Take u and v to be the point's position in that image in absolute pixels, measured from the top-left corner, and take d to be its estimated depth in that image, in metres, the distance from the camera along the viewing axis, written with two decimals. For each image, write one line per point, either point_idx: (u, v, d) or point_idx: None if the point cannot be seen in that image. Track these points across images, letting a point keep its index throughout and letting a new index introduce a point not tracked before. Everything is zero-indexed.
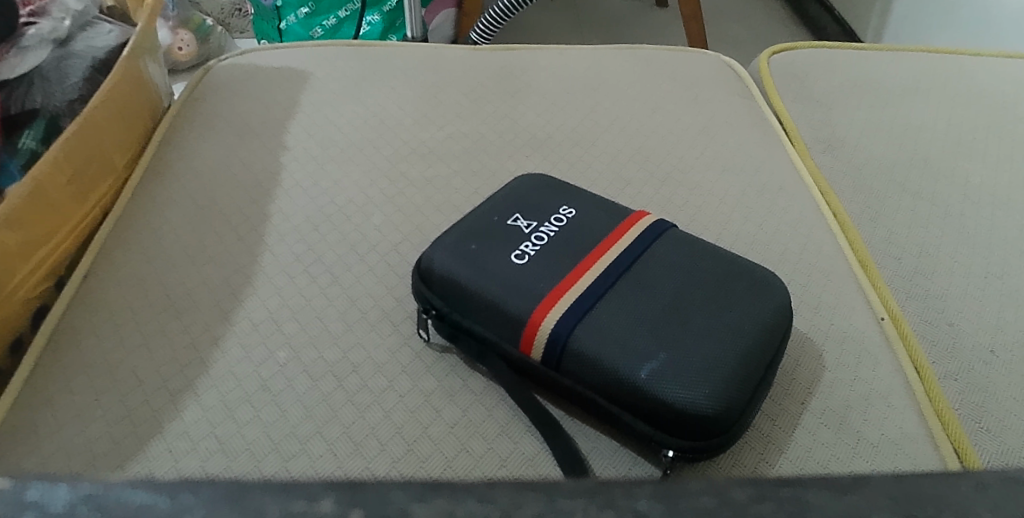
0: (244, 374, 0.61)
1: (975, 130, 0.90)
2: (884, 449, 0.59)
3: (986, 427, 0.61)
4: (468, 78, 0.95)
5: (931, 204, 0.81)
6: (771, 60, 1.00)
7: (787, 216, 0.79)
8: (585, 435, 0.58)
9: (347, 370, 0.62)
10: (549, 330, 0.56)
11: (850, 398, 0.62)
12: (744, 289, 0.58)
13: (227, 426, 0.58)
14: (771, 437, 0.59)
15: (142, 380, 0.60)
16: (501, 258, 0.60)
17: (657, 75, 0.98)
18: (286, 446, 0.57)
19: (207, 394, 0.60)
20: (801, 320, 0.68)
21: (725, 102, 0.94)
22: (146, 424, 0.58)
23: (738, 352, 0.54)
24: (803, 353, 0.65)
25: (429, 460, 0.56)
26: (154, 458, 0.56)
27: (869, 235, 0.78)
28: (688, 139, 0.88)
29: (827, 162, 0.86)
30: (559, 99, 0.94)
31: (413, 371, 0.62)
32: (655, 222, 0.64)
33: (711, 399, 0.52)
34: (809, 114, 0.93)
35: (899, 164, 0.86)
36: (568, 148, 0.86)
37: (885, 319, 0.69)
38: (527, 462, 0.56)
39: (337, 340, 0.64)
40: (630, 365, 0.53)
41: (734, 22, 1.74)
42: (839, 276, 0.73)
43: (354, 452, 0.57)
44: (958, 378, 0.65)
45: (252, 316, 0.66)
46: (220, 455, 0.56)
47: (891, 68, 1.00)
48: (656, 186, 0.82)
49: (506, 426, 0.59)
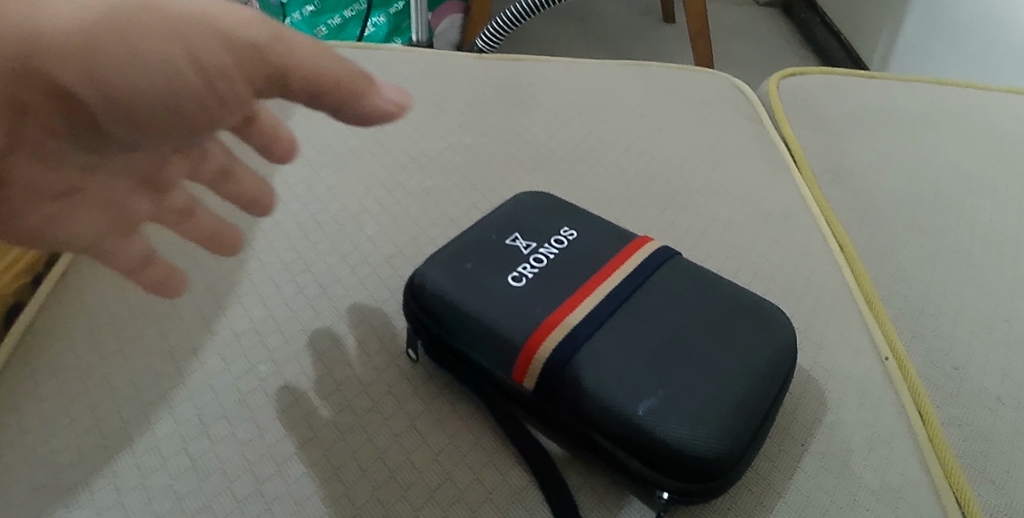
0: (221, 387, 0.59)
1: (986, 167, 0.88)
2: (886, 497, 0.57)
3: (990, 478, 0.60)
4: (471, 88, 0.93)
5: (939, 241, 0.79)
6: (781, 85, 0.98)
7: (793, 247, 0.77)
8: (576, 469, 0.56)
9: (330, 387, 0.59)
10: (543, 360, 0.53)
11: (852, 441, 0.60)
12: (750, 325, 0.56)
13: (200, 442, 0.55)
14: (770, 479, 0.57)
15: (114, 388, 0.58)
16: (497, 280, 0.57)
17: (666, 95, 0.96)
18: (261, 467, 0.54)
19: (181, 406, 0.57)
20: (804, 356, 0.66)
21: (734, 125, 0.92)
22: (116, 436, 0.55)
23: (739, 392, 0.52)
24: (806, 392, 0.63)
25: (410, 489, 0.54)
26: (120, 473, 0.53)
27: (876, 270, 0.75)
28: (694, 161, 0.86)
29: (835, 194, 0.84)
30: (564, 113, 0.91)
31: (399, 392, 0.59)
32: (658, 248, 0.62)
33: (710, 441, 0.50)
34: (819, 141, 0.90)
35: (908, 198, 0.84)
36: (571, 165, 0.84)
37: (890, 359, 0.66)
38: (514, 495, 0.54)
39: (321, 356, 0.61)
40: (627, 401, 0.51)
41: (743, 45, 1.73)
42: (844, 312, 0.70)
43: (332, 476, 0.54)
44: (962, 425, 0.63)
45: (234, 325, 0.63)
46: (191, 473, 0.54)
47: (903, 98, 0.98)
48: (660, 208, 0.80)
49: (494, 456, 0.56)
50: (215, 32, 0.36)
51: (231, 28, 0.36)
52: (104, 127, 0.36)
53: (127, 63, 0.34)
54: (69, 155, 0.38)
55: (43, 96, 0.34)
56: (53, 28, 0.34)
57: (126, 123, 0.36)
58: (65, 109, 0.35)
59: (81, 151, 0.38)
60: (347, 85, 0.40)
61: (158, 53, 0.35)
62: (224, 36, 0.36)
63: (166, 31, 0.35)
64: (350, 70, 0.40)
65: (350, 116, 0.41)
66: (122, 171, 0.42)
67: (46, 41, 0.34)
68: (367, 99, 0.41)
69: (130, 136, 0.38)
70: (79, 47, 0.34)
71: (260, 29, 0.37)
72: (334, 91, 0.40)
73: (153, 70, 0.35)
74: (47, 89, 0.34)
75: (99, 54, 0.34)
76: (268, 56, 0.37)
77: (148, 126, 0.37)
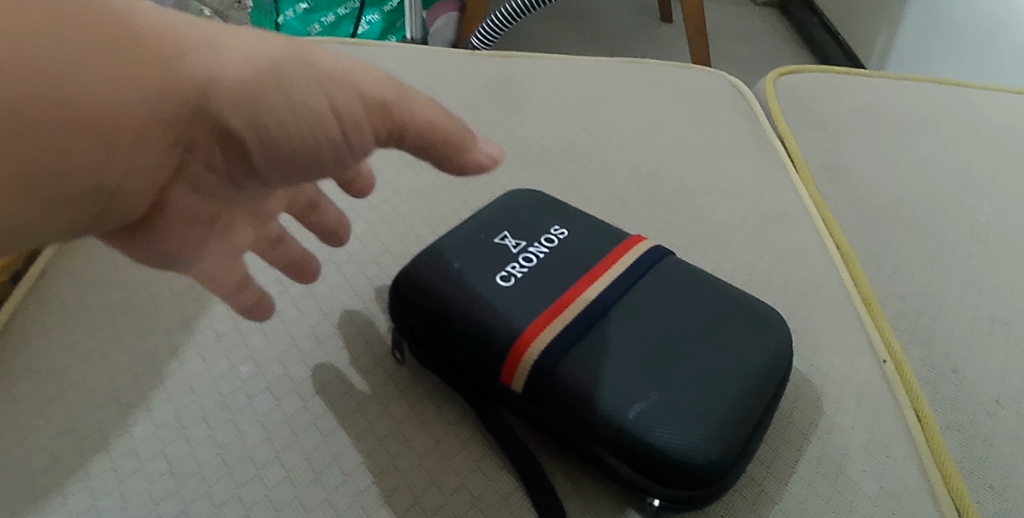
0: (201, 388, 0.57)
1: (985, 167, 0.87)
2: (883, 503, 0.56)
3: (989, 484, 0.58)
4: (464, 84, 0.91)
5: (938, 242, 0.78)
6: (778, 83, 0.96)
7: (790, 247, 0.75)
8: (565, 474, 0.54)
9: (313, 389, 0.58)
10: (532, 362, 0.51)
11: (849, 445, 0.59)
12: (744, 327, 0.55)
13: (179, 445, 0.54)
14: (764, 484, 0.56)
15: (91, 389, 0.56)
16: (485, 280, 0.56)
17: (662, 92, 0.94)
18: (241, 472, 0.52)
19: (160, 408, 0.56)
20: (800, 359, 0.64)
21: (731, 123, 0.91)
22: (91, 438, 0.54)
23: (732, 396, 0.50)
24: (801, 395, 0.62)
25: (395, 494, 0.52)
26: (95, 477, 0.52)
27: (874, 271, 0.74)
28: (690, 160, 0.85)
29: (832, 193, 0.83)
30: (558, 111, 0.90)
31: (384, 394, 0.58)
32: (651, 248, 0.60)
33: (702, 446, 0.48)
34: (816, 140, 0.89)
35: (906, 198, 0.82)
36: (565, 164, 0.83)
37: (887, 362, 0.65)
38: (502, 501, 0.53)
39: (305, 357, 0.60)
40: (618, 405, 0.49)
41: (740, 45, 1.71)
42: (841, 314, 0.69)
43: (314, 481, 0.52)
44: (961, 429, 0.61)
45: (216, 324, 0.61)
46: (168, 477, 0.52)
47: (901, 97, 0.96)
48: (654, 207, 0.79)
49: (481, 461, 0.55)
50: (354, 88, 0.38)
51: (364, 84, 0.38)
52: (255, 167, 0.39)
53: (285, 116, 0.36)
54: (216, 188, 0.41)
55: (208, 134, 0.36)
56: (217, 71, 0.35)
57: (275, 166, 0.39)
58: (225, 147, 0.37)
59: (226, 182, 0.40)
60: (452, 139, 0.42)
61: (309, 107, 0.37)
62: (363, 93, 0.38)
63: (315, 84, 0.37)
64: (457, 124, 0.43)
65: (451, 167, 0.44)
66: (249, 203, 0.46)
67: (216, 85, 0.35)
68: (466, 150, 0.43)
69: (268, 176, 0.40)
70: (244, 96, 0.35)
71: (388, 87, 0.40)
72: (441, 145, 0.42)
73: (306, 118, 0.37)
74: (214, 130, 0.36)
75: (263, 104, 0.36)
76: (395, 114, 0.40)
77: (291, 168, 0.39)
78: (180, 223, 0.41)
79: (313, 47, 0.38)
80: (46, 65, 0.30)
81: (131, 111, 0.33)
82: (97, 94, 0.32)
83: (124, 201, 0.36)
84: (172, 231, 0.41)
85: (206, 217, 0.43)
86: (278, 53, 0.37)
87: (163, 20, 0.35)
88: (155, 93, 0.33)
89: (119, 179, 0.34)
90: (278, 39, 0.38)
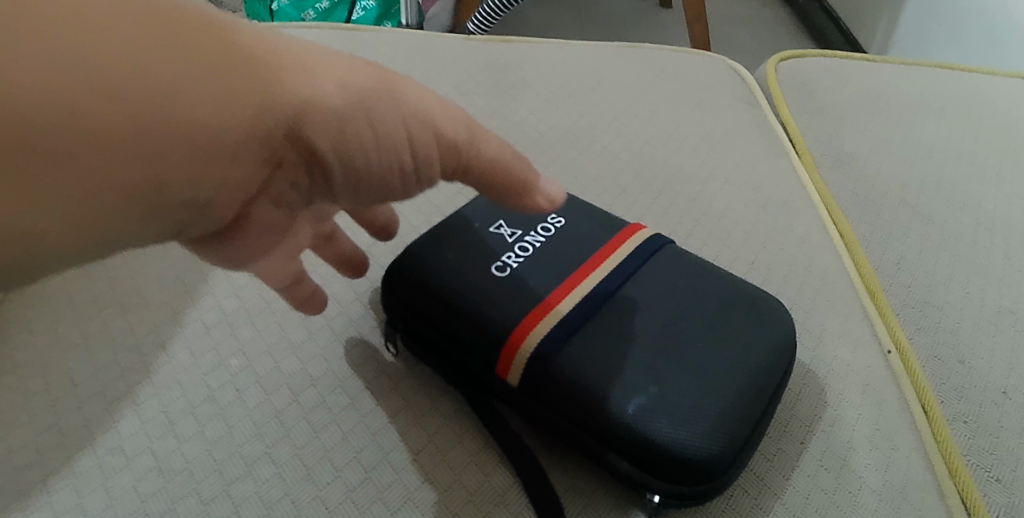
0: (189, 383, 0.56)
1: (991, 153, 0.85)
2: (888, 497, 0.54)
3: (996, 477, 0.57)
4: (459, 70, 0.89)
5: (944, 230, 0.76)
6: (780, 68, 0.95)
7: (793, 235, 0.74)
8: (563, 469, 0.53)
9: (304, 383, 0.56)
10: (528, 355, 0.50)
11: (852, 438, 0.58)
12: (746, 318, 0.53)
13: (166, 441, 0.52)
14: (766, 479, 0.54)
15: (76, 384, 0.55)
16: (480, 270, 0.54)
17: (661, 77, 0.92)
18: (229, 468, 0.51)
19: (147, 403, 0.54)
20: (803, 350, 0.63)
21: (732, 109, 0.89)
22: (77, 434, 0.52)
23: (734, 389, 0.49)
24: (804, 387, 0.60)
25: (388, 490, 0.51)
26: (81, 474, 0.50)
27: (878, 260, 0.73)
28: (690, 147, 0.83)
29: (835, 180, 0.81)
30: (555, 97, 0.88)
31: (377, 387, 0.57)
32: (651, 236, 0.58)
33: (703, 441, 0.47)
34: (818, 126, 0.87)
35: (911, 185, 0.81)
36: (562, 151, 0.81)
37: (892, 352, 0.64)
38: (497, 497, 0.51)
39: (296, 349, 0.58)
40: (617, 398, 0.48)
41: (740, 30, 1.69)
42: (845, 304, 0.67)
43: (305, 477, 0.51)
44: (967, 421, 0.60)
45: (205, 317, 0.60)
46: (156, 474, 0.51)
47: (905, 82, 0.94)
48: (654, 195, 0.77)
49: (476, 456, 0.53)
50: (432, 125, 0.38)
51: (441, 121, 0.39)
52: (333, 186, 0.39)
53: (369, 147, 0.37)
54: (294, 202, 0.41)
55: (297, 155, 0.36)
56: (317, 94, 0.34)
57: (350, 186, 0.39)
58: (311, 169, 0.38)
59: (301, 199, 0.40)
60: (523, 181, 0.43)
61: (390, 137, 0.37)
62: (438, 129, 0.39)
63: (398, 121, 0.37)
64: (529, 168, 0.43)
65: (516, 205, 0.44)
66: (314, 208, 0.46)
67: (315, 110, 0.34)
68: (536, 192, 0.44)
69: (344, 192, 0.40)
70: (336, 123, 0.35)
71: (461, 128, 0.40)
72: (502, 187, 0.42)
73: (387, 147, 0.38)
74: (304, 152, 0.36)
75: (348, 134, 0.36)
76: (464, 151, 0.40)
77: (366, 188, 0.40)
78: (257, 237, 0.41)
79: (400, 78, 0.38)
80: (168, 81, 0.29)
81: (229, 135, 0.32)
82: (209, 125, 0.31)
83: (211, 213, 0.36)
84: (248, 242, 0.41)
85: (279, 229, 0.43)
86: (366, 83, 0.36)
87: (271, 36, 0.34)
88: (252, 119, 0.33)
89: (214, 192, 0.34)
90: (371, 67, 0.37)
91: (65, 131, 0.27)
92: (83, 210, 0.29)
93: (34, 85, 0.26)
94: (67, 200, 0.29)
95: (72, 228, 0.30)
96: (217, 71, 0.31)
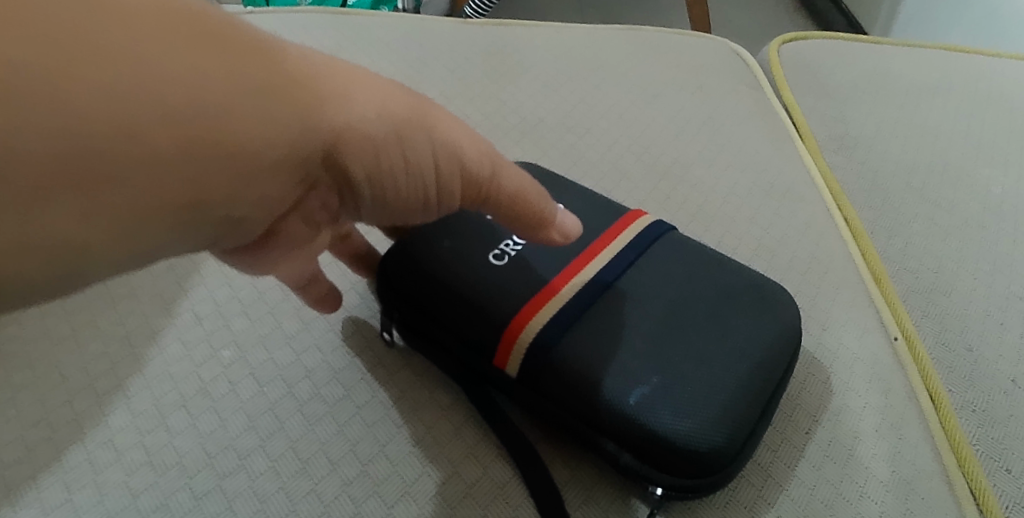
0: (181, 375, 0.54)
1: (997, 134, 0.83)
2: (896, 488, 0.53)
3: (1006, 466, 0.56)
4: (455, 54, 0.87)
5: (950, 214, 0.75)
6: (782, 51, 0.93)
7: (796, 221, 0.72)
8: (563, 461, 0.52)
9: (298, 375, 0.55)
10: (527, 346, 0.49)
11: (859, 428, 0.56)
12: (750, 306, 0.52)
13: (158, 435, 0.51)
14: (771, 470, 0.53)
15: (66, 377, 0.54)
16: (477, 258, 0.53)
17: (661, 60, 0.90)
18: (223, 461, 0.50)
19: (138, 396, 0.53)
20: (808, 338, 0.62)
21: (733, 91, 0.87)
22: (66, 429, 0.51)
23: (738, 379, 0.48)
24: (809, 376, 0.59)
25: (384, 483, 0.50)
26: (71, 469, 0.49)
27: (884, 246, 0.71)
28: (691, 131, 0.81)
29: (839, 164, 0.79)
30: (553, 80, 0.86)
31: (373, 379, 0.55)
32: (652, 223, 0.57)
33: (706, 432, 0.46)
34: (821, 109, 0.86)
35: (916, 168, 0.79)
36: (561, 135, 0.79)
37: (898, 340, 0.62)
38: (496, 490, 0.50)
39: (290, 340, 0.57)
40: (618, 390, 0.47)
41: (740, 12, 1.67)
42: (850, 290, 0.66)
43: (300, 471, 0.50)
44: (976, 410, 0.59)
45: (197, 308, 0.59)
46: (147, 468, 0.50)
47: (909, 63, 0.92)
48: (654, 180, 0.76)
49: (475, 447, 0.52)
50: (461, 158, 0.38)
51: (470, 157, 0.38)
52: (360, 208, 0.38)
53: (399, 174, 0.36)
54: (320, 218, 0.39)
55: (330, 177, 0.35)
56: (357, 120, 0.33)
57: (377, 208, 0.38)
58: (342, 189, 0.36)
59: (327, 219, 0.39)
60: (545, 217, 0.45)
61: (420, 169, 0.37)
62: (465, 165, 0.38)
63: (430, 150, 0.36)
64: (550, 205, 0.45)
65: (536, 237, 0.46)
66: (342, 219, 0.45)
67: (354, 135, 0.33)
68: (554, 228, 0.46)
69: (370, 212, 0.39)
70: (372, 151, 0.34)
71: (486, 162, 0.39)
72: (526, 221, 0.44)
73: (416, 180, 0.37)
74: (337, 174, 0.35)
75: (383, 163, 0.35)
76: (489, 187, 0.40)
77: (392, 210, 0.39)
78: (279, 247, 0.39)
79: (434, 106, 0.37)
80: (223, 99, 0.27)
81: (268, 154, 0.30)
82: (248, 143, 0.29)
83: (238, 228, 0.33)
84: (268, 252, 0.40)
85: (302, 248, 0.41)
86: (407, 110, 0.35)
87: (317, 57, 0.33)
88: (293, 139, 0.31)
89: (245, 208, 0.32)
90: (410, 92, 0.36)
91: (105, 152, 0.25)
92: (106, 226, 0.27)
93: (80, 103, 0.24)
94: (95, 217, 0.26)
95: (103, 249, 0.28)
96: (267, 93, 0.29)
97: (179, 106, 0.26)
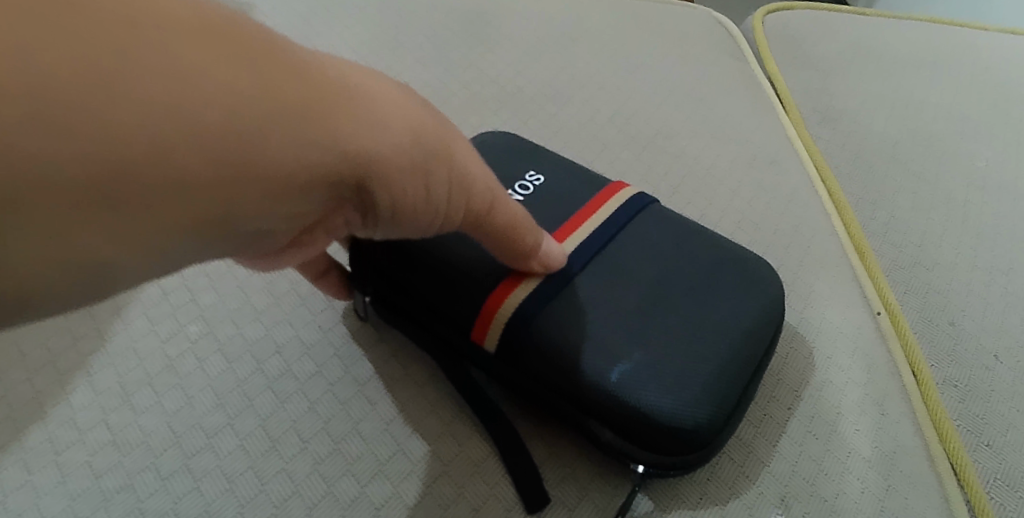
0: (146, 352, 0.52)
1: (982, 107, 0.82)
2: (877, 464, 0.53)
3: (986, 442, 0.56)
4: (432, 21, 0.85)
5: (933, 188, 0.74)
6: (767, 21, 0.91)
7: (780, 194, 0.71)
8: (542, 438, 0.51)
9: (268, 350, 0.53)
10: (506, 320, 0.47)
11: (841, 403, 0.56)
12: (733, 281, 0.51)
13: (122, 413, 0.49)
14: (752, 446, 0.53)
15: (25, 354, 0.52)
16: None
17: (644, 29, 0.88)
18: (190, 440, 0.48)
19: (101, 373, 0.51)
20: (790, 312, 0.61)
21: (717, 62, 0.85)
22: (25, 407, 0.49)
23: (721, 354, 0.47)
24: (792, 351, 0.58)
25: (358, 462, 0.48)
26: (31, 449, 0.47)
27: (867, 220, 0.70)
28: (674, 101, 0.80)
29: (823, 136, 0.78)
30: (534, 48, 0.84)
31: (346, 355, 0.54)
32: (634, 194, 0.56)
33: (688, 408, 0.45)
34: (806, 81, 0.84)
35: (900, 141, 0.78)
36: (541, 105, 0.77)
37: (881, 314, 0.62)
38: (473, 468, 0.49)
39: (260, 315, 0.55)
40: (600, 366, 0.45)
41: None
42: (833, 264, 0.65)
43: (270, 450, 0.48)
44: (958, 385, 0.59)
45: (163, 282, 0.56)
46: (111, 448, 0.48)
47: (895, 35, 0.91)
48: (636, 151, 0.74)
49: (451, 425, 0.51)
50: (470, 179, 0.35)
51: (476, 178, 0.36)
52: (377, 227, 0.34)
53: (417, 196, 0.33)
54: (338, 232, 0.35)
55: (349, 200, 0.31)
56: (384, 145, 0.29)
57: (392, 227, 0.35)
58: (362, 214, 0.32)
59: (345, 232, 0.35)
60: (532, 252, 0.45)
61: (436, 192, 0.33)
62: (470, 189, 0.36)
63: (446, 178, 0.34)
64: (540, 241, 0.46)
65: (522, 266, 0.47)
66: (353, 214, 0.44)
67: (378, 160, 0.29)
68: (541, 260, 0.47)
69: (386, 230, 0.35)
70: (396, 176, 0.30)
71: (487, 197, 0.37)
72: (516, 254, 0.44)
73: (430, 204, 0.34)
74: (358, 200, 0.31)
75: (404, 188, 0.31)
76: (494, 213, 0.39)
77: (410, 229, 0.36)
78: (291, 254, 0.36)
79: (451, 127, 0.34)
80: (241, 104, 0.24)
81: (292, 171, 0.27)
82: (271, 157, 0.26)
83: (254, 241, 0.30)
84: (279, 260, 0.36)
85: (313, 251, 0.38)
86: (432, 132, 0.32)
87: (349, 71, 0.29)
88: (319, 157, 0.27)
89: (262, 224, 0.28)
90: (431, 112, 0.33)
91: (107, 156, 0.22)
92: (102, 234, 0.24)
93: (87, 99, 0.21)
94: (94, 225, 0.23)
95: (87, 267, 0.25)
96: (293, 108, 0.26)
97: (188, 108, 0.23)
